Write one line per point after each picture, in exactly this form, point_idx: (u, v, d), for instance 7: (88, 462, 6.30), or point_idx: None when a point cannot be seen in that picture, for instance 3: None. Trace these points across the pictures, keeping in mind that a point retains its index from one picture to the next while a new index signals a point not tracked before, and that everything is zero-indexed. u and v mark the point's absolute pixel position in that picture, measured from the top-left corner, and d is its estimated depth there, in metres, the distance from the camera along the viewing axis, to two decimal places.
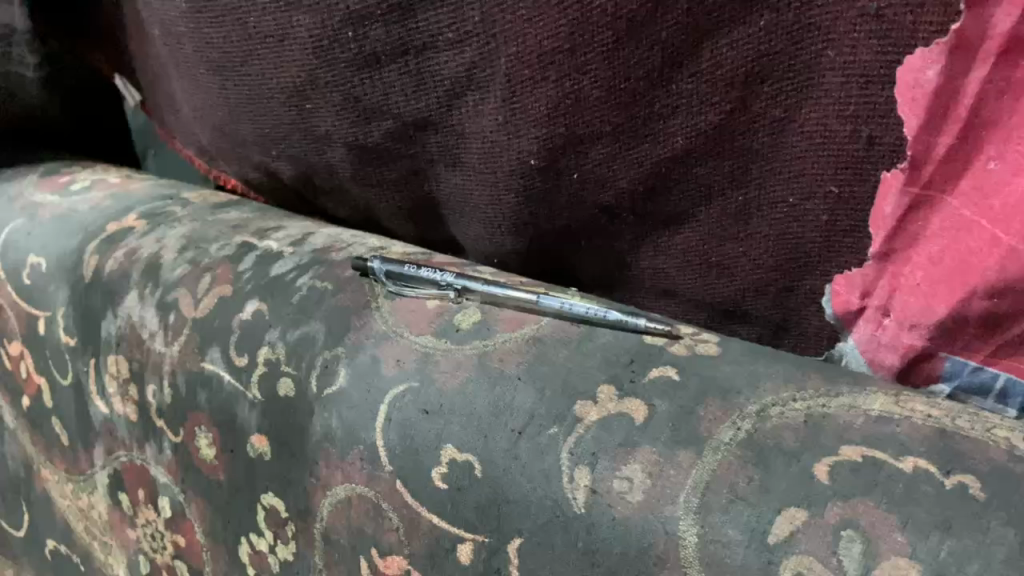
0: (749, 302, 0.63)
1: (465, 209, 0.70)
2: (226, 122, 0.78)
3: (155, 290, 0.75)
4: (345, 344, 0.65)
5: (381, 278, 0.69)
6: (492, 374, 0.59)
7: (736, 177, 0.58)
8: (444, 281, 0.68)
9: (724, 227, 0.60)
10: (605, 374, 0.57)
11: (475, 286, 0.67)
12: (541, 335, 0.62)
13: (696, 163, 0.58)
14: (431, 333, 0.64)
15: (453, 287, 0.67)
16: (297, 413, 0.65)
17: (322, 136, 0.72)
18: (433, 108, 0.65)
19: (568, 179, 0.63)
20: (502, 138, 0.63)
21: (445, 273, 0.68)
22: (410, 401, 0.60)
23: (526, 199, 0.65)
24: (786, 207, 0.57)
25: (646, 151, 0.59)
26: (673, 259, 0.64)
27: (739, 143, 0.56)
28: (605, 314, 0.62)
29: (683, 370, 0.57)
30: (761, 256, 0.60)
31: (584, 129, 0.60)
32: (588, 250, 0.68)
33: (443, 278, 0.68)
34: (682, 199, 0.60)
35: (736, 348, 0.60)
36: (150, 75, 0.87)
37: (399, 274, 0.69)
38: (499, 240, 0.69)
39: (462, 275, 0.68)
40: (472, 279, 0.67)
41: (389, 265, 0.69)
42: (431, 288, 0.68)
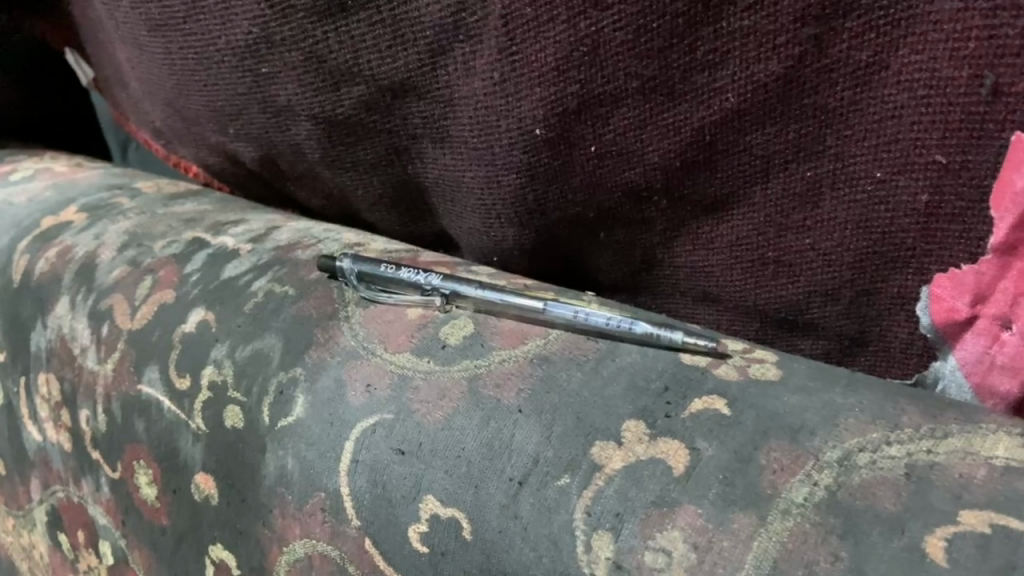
0: (816, 310, 0.49)
1: (458, 196, 0.56)
2: (176, 97, 0.66)
3: (88, 296, 0.63)
4: (304, 364, 0.52)
5: (352, 281, 0.56)
6: (486, 405, 0.46)
7: (804, 145, 0.44)
8: (429, 285, 0.55)
9: (785, 213, 0.47)
10: (631, 406, 0.44)
11: (468, 291, 0.54)
12: (549, 353, 0.48)
13: (751, 128, 0.44)
14: (411, 351, 0.51)
15: (440, 291, 0.54)
16: (245, 450, 0.52)
17: (283, 107, 0.59)
18: (412, 65, 0.51)
19: (583, 153, 0.49)
20: (499, 101, 0.49)
21: (430, 275, 0.55)
22: (381, 438, 0.47)
23: (530, 180, 0.52)
24: (872, 185, 0.43)
25: (684, 114, 0.45)
26: (717, 256, 0.50)
27: (810, 99, 0.42)
28: (631, 327, 0.49)
29: (736, 401, 0.43)
30: (836, 251, 0.46)
31: (603, 85, 0.46)
32: (608, 246, 0.54)
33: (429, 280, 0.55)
34: (731, 176, 0.47)
35: (803, 370, 0.46)
36: (97, 47, 0.75)
37: (374, 276, 0.56)
38: (499, 234, 0.56)
39: (452, 277, 0.55)
40: (464, 281, 0.54)
41: (361, 263, 0.56)
42: (414, 292, 0.56)
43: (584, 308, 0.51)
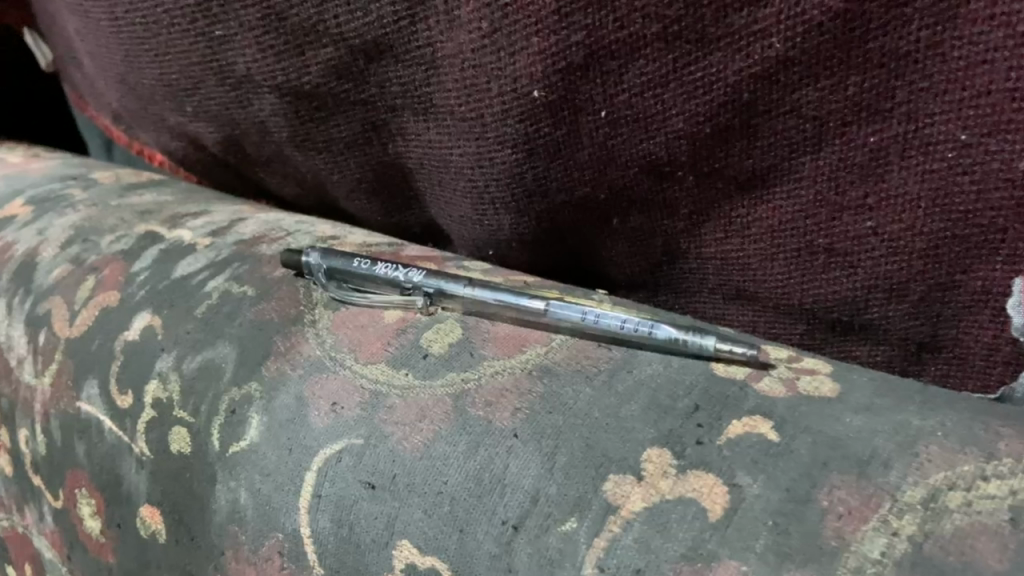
0: (877, 310, 0.40)
1: (445, 177, 0.48)
2: (129, 72, 0.58)
3: (25, 299, 0.55)
4: (260, 377, 0.43)
5: (320, 279, 0.48)
6: (473, 428, 0.37)
7: (868, 102, 0.35)
8: (410, 283, 0.46)
9: (840, 190, 0.38)
10: (652, 430, 0.35)
11: (455, 288, 0.45)
12: (552, 364, 0.40)
13: (800, 81, 0.36)
14: (385, 362, 0.42)
15: (423, 290, 0.46)
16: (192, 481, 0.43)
17: (242, 77, 0.51)
18: (387, 19, 0.43)
19: (591, 120, 0.41)
20: (490, 58, 0.41)
21: (411, 271, 0.47)
22: (347, 468, 0.38)
23: (528, 155, 0.43)
24: (954, 151, 0.35)
25: (715, 66, 0.37)
26: (754, 243, 0.42)
27: (876, 42, 0.34)
28: (650, 332, 0.40)
29: (785, 424, 0.34)
30: (904, 235, 0.37)
31: (616, 32, 0.38)
32: (623, 235, 0.45)
33: (412, 277, 0.47)
34: (773, 144, 0.38)
35: (865, 384, 0.37)
36: (50, 22, 0.67)
37: (350, 272, 0.48)
38: (494, 222, 0.48)
39: (438, 273, 0.46)
40: (453, 279, 0.46)
41: (332, 257, 0.48)
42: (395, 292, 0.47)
43: (594, 309, 0.42)
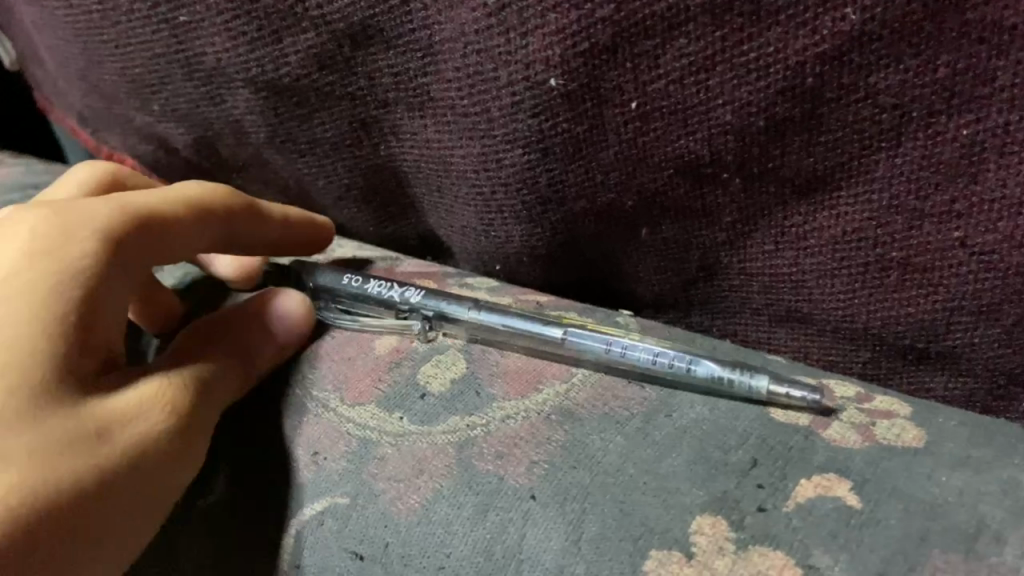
0: (960, 336, 0.33)
1: (446, 182, 0.42)
2: (89, 67, 0.51)
3: None
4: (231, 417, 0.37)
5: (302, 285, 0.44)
6: (481, 487, 0.31)
7: (963, 87, 0.29)
8: (406, 304, 0.40)
9: (922, 193, 0.31)
10: (701, 492, 0.28)
11: (457, 311, 0.39)
12: (574, 406, 0.33)
13: (878, 61, 0.29)
14: (376, 403, 0.35)
15: (421, 312, 0.40)
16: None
17: (212, 70, 0.44)
18: None
19: (618, 113, 0.34)
20: (497, 42, 0.35)
21: (409, 291, 0.41)
22: (330, 535, 0.31)
23: (543, 156, 0.37)
24: None
25: (773, 44, 0.30)
26: (810, 257, 0.35)
27: (974, 12, 0.27)
28: (689, 368, 0.34)
29: (866, 485, 0.28)
30: (999, 248, 0.31)
31: (651, 5, 0.31)
32: (652, 248, 0.39)
33: (409, 296, 0.41)
34: (840, 140, 0.32)
35: (956, 430, 0.31)
36: (6, 13, 0.61)
37: (339, 287, 0.43)
38: (502, 234, 0.41)
39: (438, 294, 0.40)
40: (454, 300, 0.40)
41: (321, 273, 0.44)
42: (389, 314, 0.41)
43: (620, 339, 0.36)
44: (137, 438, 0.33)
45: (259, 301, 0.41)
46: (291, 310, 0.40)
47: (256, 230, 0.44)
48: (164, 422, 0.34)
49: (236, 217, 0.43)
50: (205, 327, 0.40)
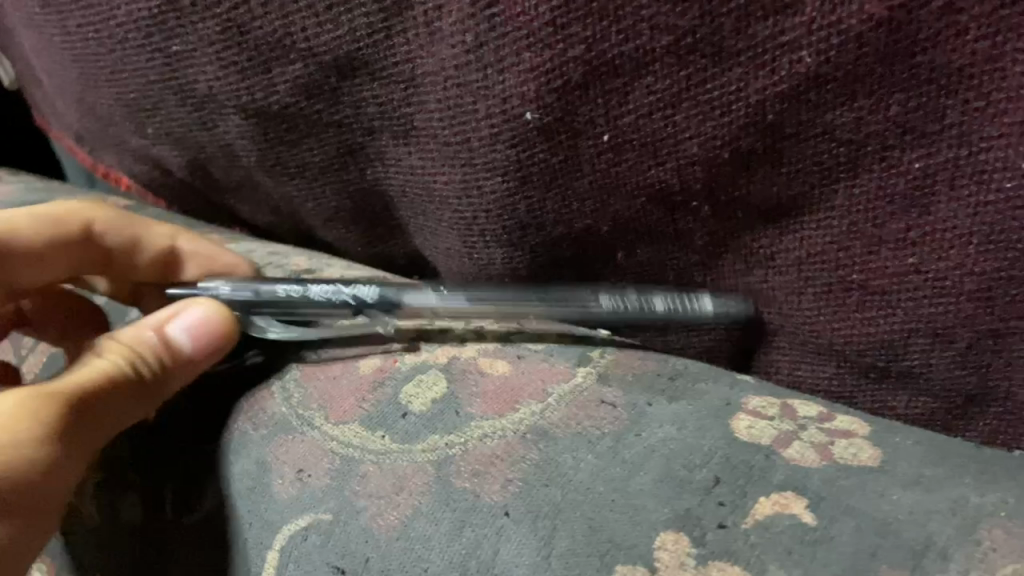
0: (918, 356, 0.35)
1: (430, 206, 0.43)
2: (86, 92, 0.53)
3: None
4: (199, 434, 0.40)
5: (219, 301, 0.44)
6: (458, 504, 0.32)
7: (914, 124, 0.30)
8: (359, 300, 0.43)
9: (880, 221, 0.33)
10: (666, 509, 0.30)
11: (424, 300, 0.42)
12: (549, 425, 0.35)
13: (835, 100, 0.31)
14: (359, 422, 0.37)
15: (377, 307, 0.43)
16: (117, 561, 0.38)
17: (205, 97, 0.46)
18: (359, 33, 0.38)
19: (592, 144, 0.36)
20: (476, 76, 0.36)
21: (359, 287, 0.43)
22: (313, 549, 0.33)
23: (522, 184, 0.38)
24: (1014, 181, 0.29)
25: (736, 82, 0.32)
26: (777, 280, 0.37)
27: (924, 54, 0.29)
28: (645, 304, 0.40)
29: (822, 503, 0.29)
30: (952, 275, 0.32)
31: (620, 44, 0.33)
32: (629, 270, 0.41)
33: (360, 294, 0.43)
34: (802, 172, 0.33)
35: (912, 450, 0.32)
36: (6, 37, 0.62)
37: (277, 301, 0.44)
38: (484, 256, 0.43)
39: (391, 284, 0.43)
40: (414, 289, 0.43)
41: (237, 290, 0.44)
42: (342, 312, 0.44)
43: (581, 294, 0.41)
44: (18, 450, 0.35)
45: (160, 318, 0.42)
46: (190, 325, 0.42)
47: (131, 261, 0.49)
48: (40, 433, 0.36)
49: (110, 248, 0.48)
50: (103, 344, 0.42)
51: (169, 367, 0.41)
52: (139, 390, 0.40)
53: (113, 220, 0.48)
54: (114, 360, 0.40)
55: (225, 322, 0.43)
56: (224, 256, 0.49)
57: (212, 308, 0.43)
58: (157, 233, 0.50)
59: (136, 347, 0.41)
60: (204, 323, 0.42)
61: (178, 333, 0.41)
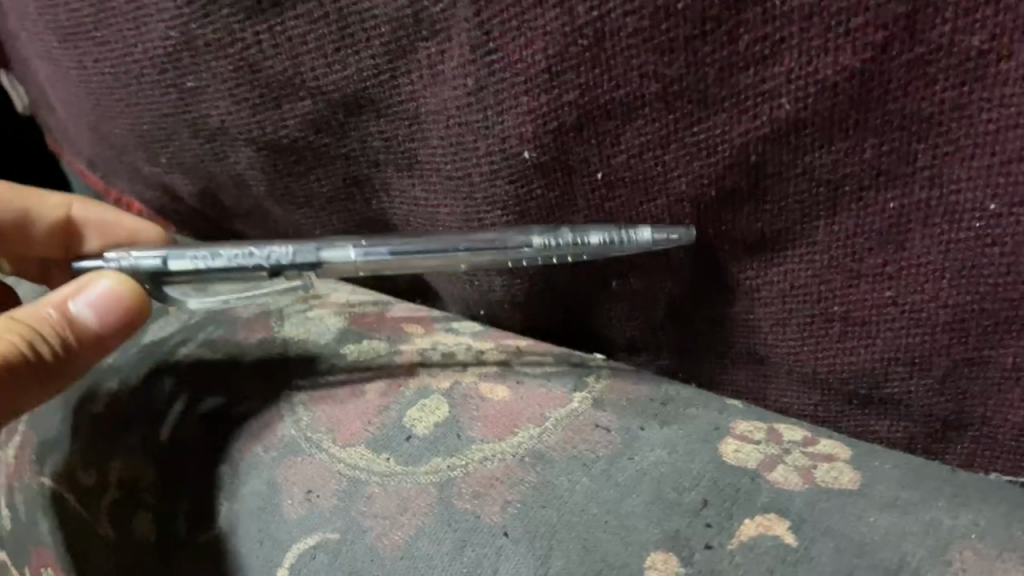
0: (897, 385, 0.37)
1: (432, 235, 0.45)
2: (101, 122, 0.55)
3: None
4: (184, 457, 0.42)
5: (124, 271, 0.44)
6: (459, 524, 0.34)
7: (887, 167, 0.32)
8: (270, 260, 0.41)
9: (859, 256, 0.35)
10: (656, 530, 0.32)
11: (343, 255, 0.41)
12: (546, 449, 0.36)
13: (814, 144, 0.33)
14: (364, 445, 0.38)
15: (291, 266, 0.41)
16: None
17: (217, 130, 0.47)
18: (365, 73, 0.40)
19: (586, 181, 0.38)
20: (476, 117, 0.38)
21: (272, 248, 0.41)
22: (321, 567, 0.35)
23: (520, 217, 0.40)
24: (983, 221, 0.31)
25: (720, 126, 0.34)
26: (764, 309, 0.38)
27: (895, 103, 0.30)
28: (581, 241, 0.38)
29: (803, 524, 0.31)
30: (926, 307, 0.34)
31: (611, 90, 0.34)
32: (622, 298, 0.42)
33: (274, 256, 0.41)
34: (785, 209, 0.35)
35: (890, 473, 0.34)
36: (22, 66, 0.64)
37: (185, 270, 0.42)
38: (484, 283, 0.45)
39: (307, 242, 0.41)
40: (332, 245, 0.41)
41: (143, 259, 0.43)
42: (257, 274, 0.42)
43: (512, 232, 0.39)
44: None
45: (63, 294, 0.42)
46: (94, 302, 0.42)
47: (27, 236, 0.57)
48: None
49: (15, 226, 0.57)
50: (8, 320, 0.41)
51: (71, 342, 0.42)
52: (41, 368, 0.41)
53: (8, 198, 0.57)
54: (13, 338, 0.41)
55: (129, 299, 0.42)
56: (139, 228, 0.56)
57: (118, 281, 0.42)
58: (53, 205, 0.58)
59: (37, 326, 0.41)
60: (106, 302, 0.42)
61: (80, 311, 0.42)
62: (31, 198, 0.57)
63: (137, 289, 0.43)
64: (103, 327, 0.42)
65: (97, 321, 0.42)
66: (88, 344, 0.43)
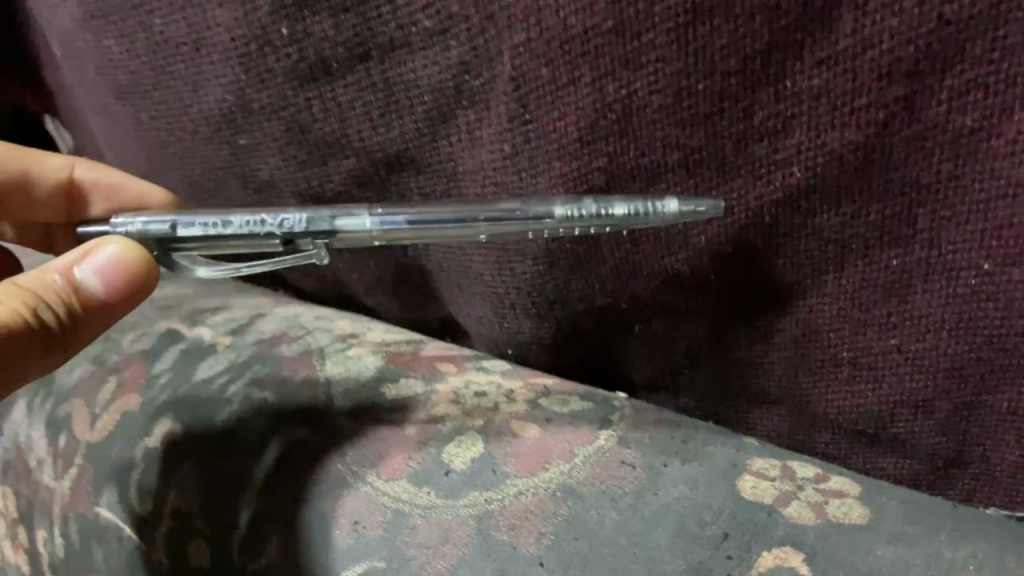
0: (903, 426, 0.39)
1: (465, 280, 0.48)
2: (152, 171, 0.58)
3: (47, 400, 0.54)
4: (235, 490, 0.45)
5: (130, 237, 0.44)
6: (497, 554, 0.37)
7: (890, 228, 0.35)
8: (283, 227, 0.41)
9: (865, 307, 0.38)
10: (682, 562, 0.35)
11: (360, 223, 0.41)
12: (577, 484, 0.39)
13: (822, 207, 0.36)
14: (407, 479, 0.42)
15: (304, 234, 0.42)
16: None
17: (264, 182, 0.50)
18: (409, 136, 0.43)
19: (612, 238, 0.41)
20: (512, 178, 0.41)
21: (284, 215, 0.42)
22: None
23: (550, 267, 0.44)
24: (977, 279, 0.34)
25: (737, 190, 0.37)
26: (777, 353, 0.41)
27: (896, 173, 0.34)
28: (606, 211, 0.37)
29: (816, 556, 0.34)
30: (927, 354, 0.37)
31: (637, 157, 0.38)
32: (643, 342, 0.45)
33: (287, 223, 0.41)
34: (796, 264, 0.38)
35: (895, 508, 0.37)
36: (72, 114, 0.68)
37: (197, 237, 0.43)
38: (513, 325, 0.48)
39: (322, 210, 0.41)
40: (347, 213, 0.41)
41: (149, 225, 0.44)
42: (271, 243, 0.42)
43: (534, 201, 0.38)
44: None
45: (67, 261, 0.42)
46: (99, 269, 0.42)
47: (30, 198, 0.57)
48: None
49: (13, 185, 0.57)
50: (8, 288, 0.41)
51: (74, 309, 0.42)
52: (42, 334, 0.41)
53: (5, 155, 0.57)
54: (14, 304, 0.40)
55: (136, 266, 0.42)
56: (144, 192, 0.54)
57: (124, 247, 0.42)
58: (55, 167, 0.57)
59: (43, 292, 0.41)
60: (113, 268, 0.42)
61: (89, 277, 0.42)
62: (31, 158, 0.57)
63: (144, 254, 0.43)
64: (111, 294, 0.42)
65: (104, 288, 0.42)
66: (95, 310, 0.43)
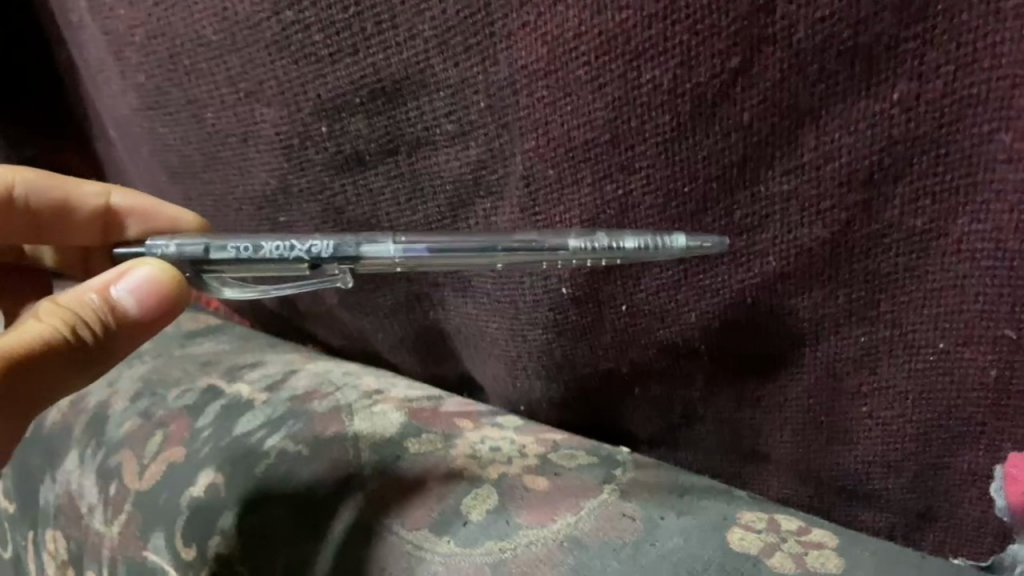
0: (877, 483, 0.44)
1: (482, 344, 0.53)
2: None
3: (97, 450, 0.59)
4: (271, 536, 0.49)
5: (166, 260, 0.47)
6: None
7: (857, 310, 0.40)
8: (308, 251, 0.45)
9: (839, 377, 0.42)
10: None
11: (384, 250, 0.44)
12: (582, 534, 0.44)
13: (797, 291, 0.41)
14: (429, 528, 0.46)
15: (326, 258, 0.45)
16: None
17: None
18: (433, 219, 0.49)
19: (614, 312, 0.46)
20: None
21: (311, 240, 0.45)
22: None
23: (558, 336, 0.48)
24: (934, 355, 0.39)
25: (723, 274, 0.42)
26: (763, 416, 0.46)
27: (860, 264, 0.39)
28: (617, 244, 0.39)
29: None
30: (895, 420, 0.41)
31: None
32: (642, 402, 0.50)
33: (314, 248, 0.45)
34: (777, 339, 0.43)
35: (868, 559, 0.41)
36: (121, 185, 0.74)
37: (228, 260, 0.46)
38: (525, 385, 0.53)
39: (347, 237, 0.45)
40: (370, 240, 0.44)
41: (186, 246, 0.47)
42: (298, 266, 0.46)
43: (553, 236, 0.41)
44: None
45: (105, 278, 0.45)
46: (133, 287, 0.45)
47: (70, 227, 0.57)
48: None
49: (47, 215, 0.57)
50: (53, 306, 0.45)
51: (111, 327, 0.45)
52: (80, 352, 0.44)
53: (43, 185, 0.56)
54: (56, 325, 0.44)
55: (167, 287, 0.45)
56: (181, 219, 0.55)
57: (156, 269, 0.45)
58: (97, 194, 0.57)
59: (81, 311, 0.44)
60: (146, 288, 0.45)
61: (125, 297, 0.45)
62: (70, 184, 0.57)
63: (174, 275, 0.46)
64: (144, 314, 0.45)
65: (138, 309, 0.45)
66: (131, 328, 0.46)
